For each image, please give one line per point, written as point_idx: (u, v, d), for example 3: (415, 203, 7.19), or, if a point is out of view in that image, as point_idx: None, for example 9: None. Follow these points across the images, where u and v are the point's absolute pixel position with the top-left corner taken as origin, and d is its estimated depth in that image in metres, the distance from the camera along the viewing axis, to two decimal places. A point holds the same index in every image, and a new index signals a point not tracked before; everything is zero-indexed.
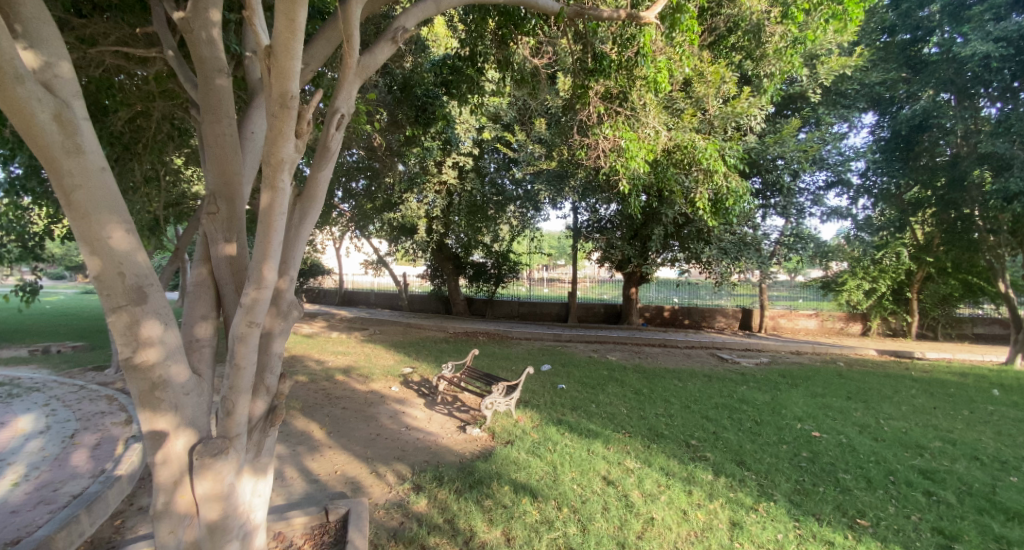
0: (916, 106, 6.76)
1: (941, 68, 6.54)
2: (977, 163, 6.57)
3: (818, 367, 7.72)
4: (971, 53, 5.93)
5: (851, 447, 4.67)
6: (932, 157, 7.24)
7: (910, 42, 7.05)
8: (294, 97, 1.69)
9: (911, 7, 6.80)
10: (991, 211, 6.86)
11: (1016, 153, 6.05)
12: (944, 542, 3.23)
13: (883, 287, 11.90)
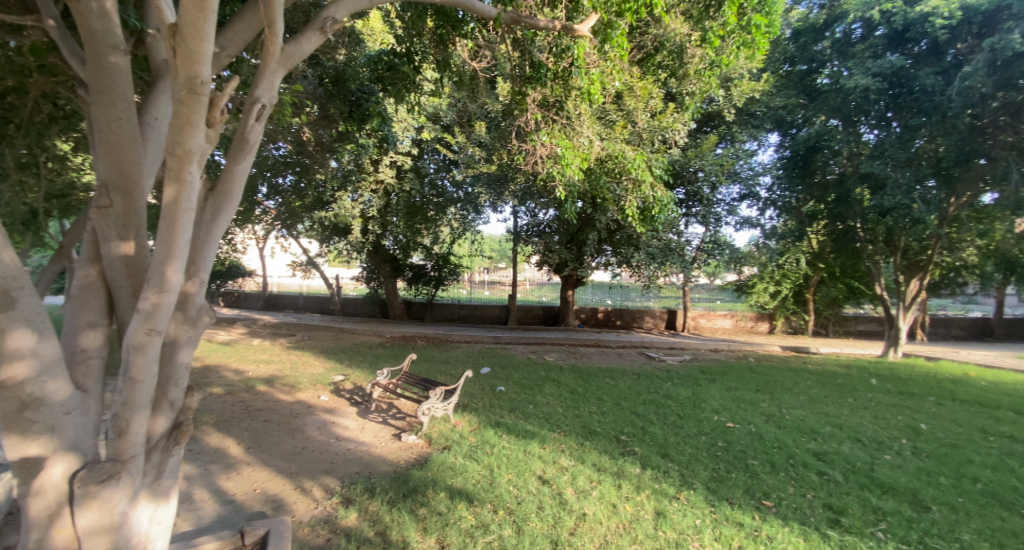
0: (812, 129, 7.56)
1: (832, 98, 7.35)
2: (858, 182, 7.57)
3: (733, 362, 8.44)
4: (854, 85, 6.76)
5: (759, 434, 5.15)
6: (826, 174, 8.15)
7: (806, 72, 7.91)
8: (205, 82, 1.55)
9: (807, 41, 7.68)
10: (870, 224, 7.92)
11: (888, 173, 7.04)
12: (832, 516, 3.65)
13: (786, 289, 13.34)
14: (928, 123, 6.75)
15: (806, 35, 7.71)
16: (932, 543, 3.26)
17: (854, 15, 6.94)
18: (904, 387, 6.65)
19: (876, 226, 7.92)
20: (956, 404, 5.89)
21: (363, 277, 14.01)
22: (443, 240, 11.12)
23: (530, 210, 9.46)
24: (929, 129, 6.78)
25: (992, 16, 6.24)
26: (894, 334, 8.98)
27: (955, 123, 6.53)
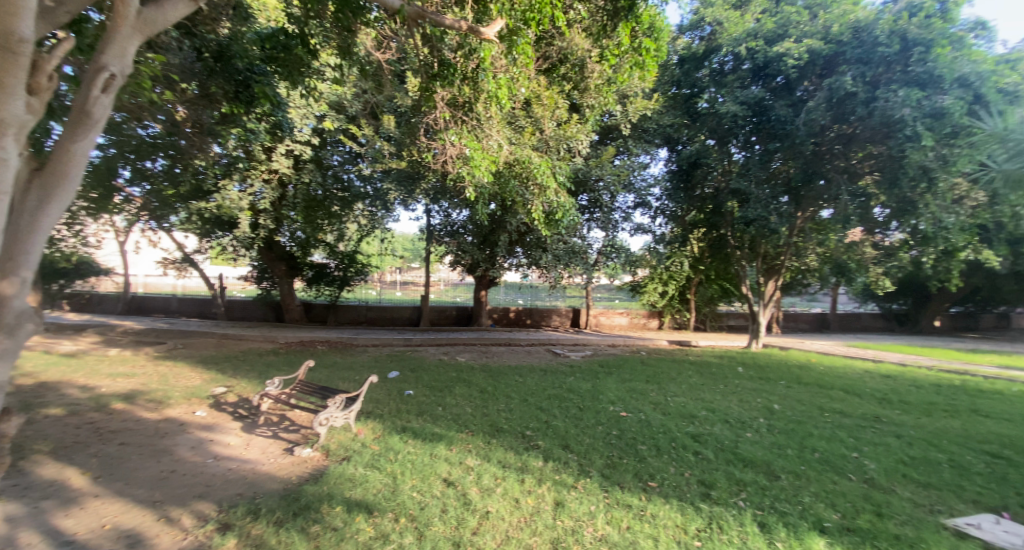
0: (694, 147, 8.60)
1: (709, 120, 8.42)
2: (729, 195, 8.75)
3: (627, 356, 9.21)
4: (726, 111, 7.74)
5: (647, 421, 5.65)
6: (705, 188, 9.19)
7: (689, 95, 8.72)
8: (20, 43, 1.94)
9: (691, 68, 8.54)
10: (738, 232, 9.17)
11: (751, 189, 8.20)
12: (704, 490, 4.13)
13: (672, 290, 14.90)
14: (782, 148, 7.85)
15: (688, 62, 8.58)
16: (780, 506, 3.83)
17: (726, 49, 7.89)
18: (763, 373, 7.79)
19: (743, 235, 9.16)
20: (799, 385, 7.04)
21: (253, 275, 12.67)
22: (350, 237, 10.69)
23: (443, 210, 9.41)
24: (784, 153, 7.89)
25: (831, 60, 7.15)
26: (755, 327, 10.47)
27: (804, 147, 7.53)
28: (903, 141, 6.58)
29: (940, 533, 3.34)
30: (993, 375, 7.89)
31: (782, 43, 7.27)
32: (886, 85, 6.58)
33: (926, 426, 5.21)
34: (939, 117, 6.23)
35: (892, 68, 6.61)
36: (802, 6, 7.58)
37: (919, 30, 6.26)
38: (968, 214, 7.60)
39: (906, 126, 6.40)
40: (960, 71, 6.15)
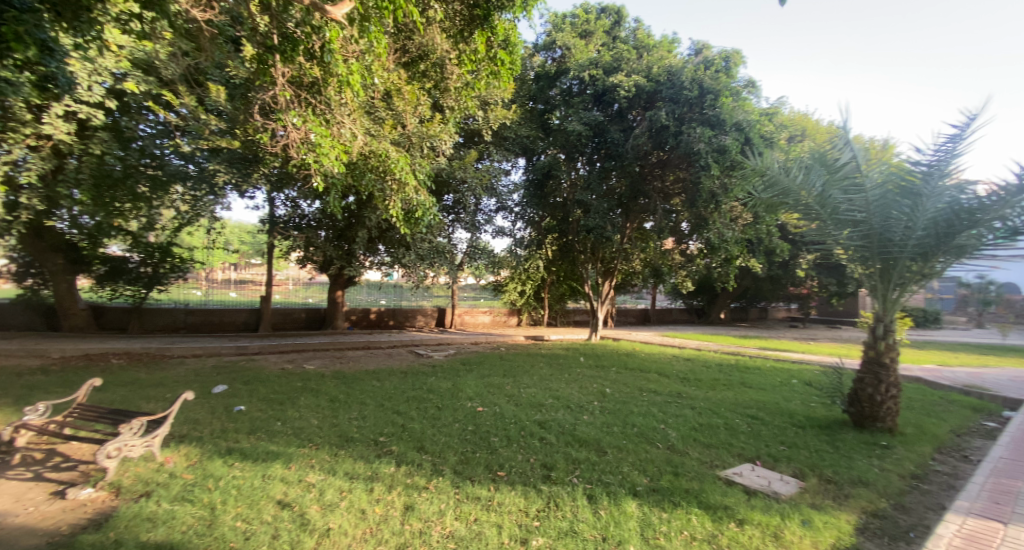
0: (546, 159, 9.17)
1: (558, 136, 9.04)
2: (575, 205, 9.72)
3: (488, 352, 9.58)
4: (573, 129, 8.46)
5: (500, 414, 5.93)
6: (555, 198, 9.91)
7: (543, 110, 9.66)
8: None
9: (544, 85, 9.37)
10: (583, 239, 10.30)
11: (592, 201, 9.17)
12: (546, 473, 4.49)
13: (529, 290, 16.04)
14: (617, 167, 8.94)
15: (542, 80, 9.40)
16: (607, 478, 4.37)
17: (574, 73, 8.74)
18: (600, 361, 8.93)
19: (588, 241, 10.30)
20: (626, 371, 8.21)
21: (13, 270, 9.94)
22: (155, 226, 8.89)
23: (288, 198, 8.97)
24: (621, 173, 9.01)
25: (651, 96, 8.36)
26: (595, 322, 11.87)
27: (633, 169, 8.84)
28: (700, 170, 7.98)
29: (717, 484, 4.22)
30: (754, 354, 10.44)
31: (616, 75, 8.39)
32: (689, 122, 7.93)
33: (711, 398, 6.54)
34: (722, 153, 7.70)
35: (693, 108, 7.98)
36: (634, 44, 8.92)
37: (710, 81, 7.75)
38: (741, 230, 9.86)
39: (701, 156, 7.72)
40: (734, 118, 7.84)
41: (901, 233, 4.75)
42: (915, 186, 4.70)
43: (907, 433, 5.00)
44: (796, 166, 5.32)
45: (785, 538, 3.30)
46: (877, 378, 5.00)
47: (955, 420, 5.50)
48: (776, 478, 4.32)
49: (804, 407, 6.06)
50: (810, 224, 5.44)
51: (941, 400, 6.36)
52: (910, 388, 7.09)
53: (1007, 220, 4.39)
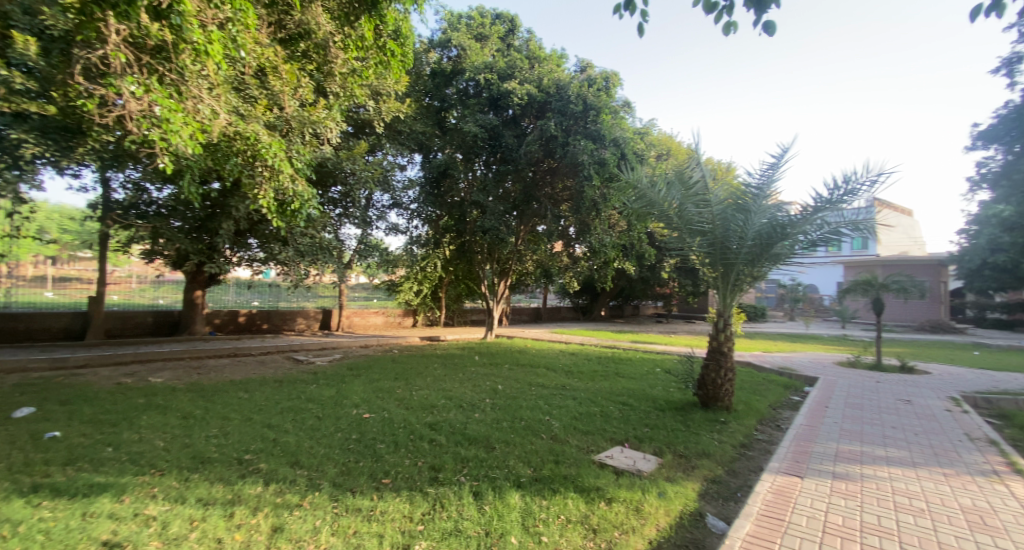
0: (441, 158, 9.06)
1: (456, 137, 9.21)
2: (471, 206, 9.76)
3: (379, 356, 9.22)
4: (468, 130, 8.59)
5: (388, 420, 5.70)
6: (452, 197, 9.82)
7: (440, 108, 9.55)
8: None
9: (440, 82, 9.36)
10: (478, 239, 10.45)
11: (487, 202, 9.32)
12: (433, 474, 4.42)
13: (426, 289, 15.86)
14: (512, 173, 9.34)
15: (439, 77, 9.39)
16: (493, 474, 4.45)
17: (469, 75, 8.86)
18: (493, 359, 9.16)
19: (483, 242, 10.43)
20: (517, 367, 8.53)
21: None
22: None
23: (129, 180, 7.63)
24: (515, 177, 9.40)
25: (542, 106, 8.83)
26: (491, 321, 12.20)
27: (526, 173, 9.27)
28: (584, 180, 8.63)
29: (593, 468, 4.59)
30: (628, 347, 11.67)
31: (510, 81, 8.63)
32: (574, 134, 8.55)
33: (591, 389, 7.10)
34: (602, 165, 8.42)
35: (578, 122, 8.62)
36: (526, 54, 9.34)
37: (593, 98, 8.42)
38: (619, 235, 10.96)
39: (585, 167, 8.36)
40: (613, 134, 8.58)
41: (735, 243, 5.71)
42: (748, 204, 5.66)
43: (739, 409, 6.01)
44: (660, 182, 6.10)
45: (646, 511, 3.71)
46: (718, 364, 5.91)
47: (770, 396, 6.79)
48: (641, 457, 4.84)
49: (664, 392, 6.92)
50: (670, 231, 6.32)
51: (762, 380, 7.81)
52: (742, 371, 8.57)
53: (805, 234, 5.52)
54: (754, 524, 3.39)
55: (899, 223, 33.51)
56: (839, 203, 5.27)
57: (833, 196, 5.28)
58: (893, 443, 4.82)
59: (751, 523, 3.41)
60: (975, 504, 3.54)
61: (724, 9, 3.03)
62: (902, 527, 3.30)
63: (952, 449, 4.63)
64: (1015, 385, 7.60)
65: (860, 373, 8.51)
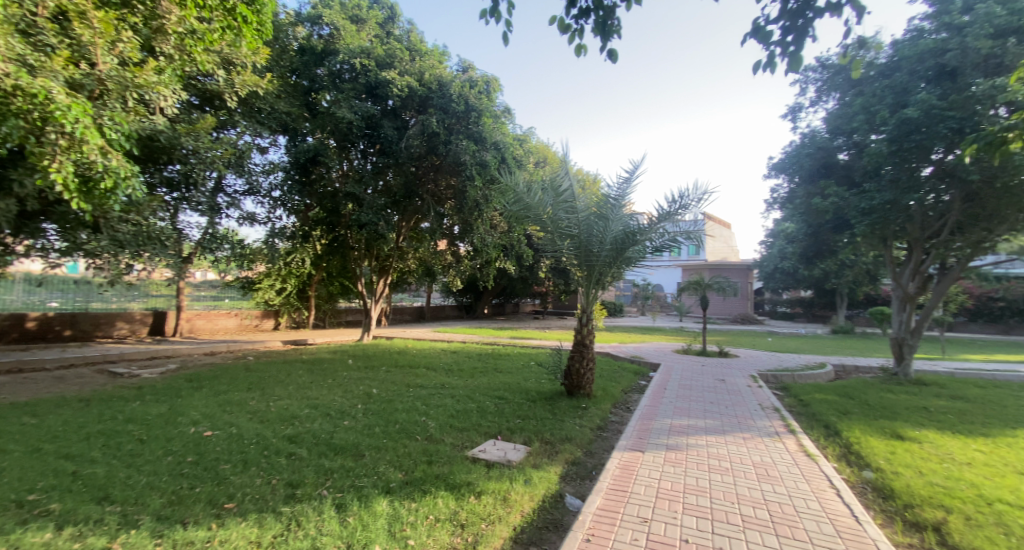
0: (308, 143, 8.21)
1: (326, 121, 8.51)
2: (346, 198, 9.11)
3: (228, 364, 8.10)
4: (341, 116, 8.05)
5: (238, 435, 5.04)
6: (323, 186, 9.12)
7: (309, 88, 8.70)
8: None
9: (310, 60, 8.58)
10: (352, 232, 9.79)
11: (364, 196, 8.82)
12: (290, 491, 3.97)
13: (290, 286, 14.96)
14: (394, 166, 9.07)
15: (308, 55, 8.58)
16: (360, 482, 4.20)
17: (343, 57, 8.34)
18: (368, 362, 8.74)
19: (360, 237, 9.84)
20: (394, 369, 8.27)
21: None
22: None
23: None
24: (395, 171, 9.11)
25: (424, 101, 8.73)
26: (368, 322, 11.89)
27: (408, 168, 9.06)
28: (466, 180, 8.74)
29: (464, 463, 4.64)
30: (506, 343, 12.19)
31: (388, 71, 8.36)
32: (456, 133, 8.60)
33: (469, 385, 7.23)
34: (483, 167, 8.58)
35: (460, 121, 8.72)
36: (406, 45, 9.05)
37: (474, 100, 8.59)
38: (500, 235, 11.38)
39: (467, 168, 8.52)
40: (493, 138, 8.85)
41: (596, 247, 6.35)
42: (607, 213, 6.34)
43: (598, 396, 6.69)
44: (534, 188, 6.50)
45: (512, 499, 3.88)
46: (582, 354, 6.50)
47: (624, 382, 7.70)
48: (511, 448, 5.05)
49: (536, 384, 7.37)
50: (543, 234, 6.75)
51: (617, 368, 8.81)
52: (602, 361, 9.58)
53: (650, 241, 6.38)
54: (603, 497, 3.79)
55: (722, 234, 41.21)
56: (676, 216, 6.19)
57: (672, 209, 6.17)
58: (710, 415, 5.86)
59: (600, 497, 3.80)
60: (762, 460, 4.49)
61: (576, 30, 3.29)
62: (712, 484, 4.02)
63: (750, 416, 5.80)
64: (792, 363, 9.84)
65: (691, 359, 10.17)
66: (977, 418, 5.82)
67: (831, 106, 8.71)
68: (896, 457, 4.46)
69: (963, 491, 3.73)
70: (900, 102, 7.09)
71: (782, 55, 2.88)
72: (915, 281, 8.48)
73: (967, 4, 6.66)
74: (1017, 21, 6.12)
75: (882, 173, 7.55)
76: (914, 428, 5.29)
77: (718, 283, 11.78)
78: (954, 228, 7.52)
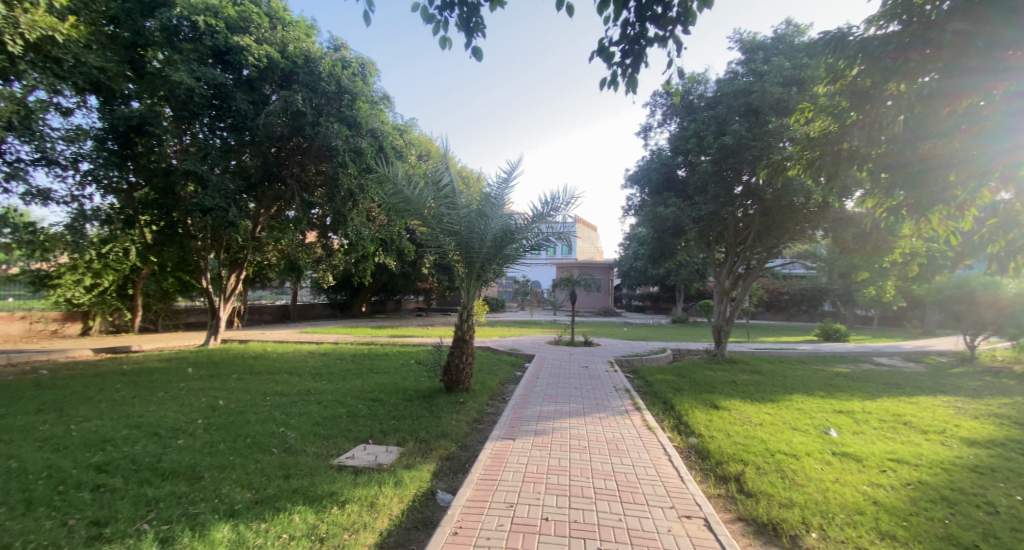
0: (133, 108, 6.90)
1: (155, 83, 7.11)
2: (184, 176, 7.76)
3: (7, 382, 6.29)
4: (178, 81, 6.87)
5: (18, 470, 3.88)
6: (153, 161, 7.68)
7: (132, 42, 7.19)
8: None
9: (134, 9, 6.99)
10: (195, 219, 8.36)
11: (209, 175, 7.66)
12: (95, 531, 3.05)
13: (105, 282, 12.32)
14: (249, 143, 8.08)
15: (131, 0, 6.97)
16: (193, 509, 3.45)
17: (180, 11, 7.04)
18: (215, 370, 7.59)
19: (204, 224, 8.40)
20: (250, 376, 7.35)
21: None
22: None
23: None
24: (251, 150, 8.15)
25: (288, 76, 8.11)
26: (215, 323, 11.01)
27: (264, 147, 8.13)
28: (337, 166, 8.19)
29: (329, 472, 4.25)
30: (384, 342, 11.78)
31: (242, 36, 7.44)
32: (325, 115, 8.05)
33: (340, 389, 6.79)
34: (358, 154, 8.18)
35: (331, 103, 8.17)
36: (265, 11, 7.95)
37: (347, 82, 8.14)
38: (377, 228, 10.99)
39: (338, 154, 7.98)
40: (369, 125, 8.47)
41: (476, 244, 6.45)
42: (486, 211, 6.47)
43: (476, 389, 6.85)
44: (414, 181, 6.33)
45: (380, 503, 3.66)
46: (461, 351, 6.54)
47: (500, 374, 7.99)
48: (383, 450, 4.81)
49: (414, 382, 7.26)
50: (424, 228, 6.63)
51: (494, 362, 9.13)
52: (480, 355, 9.83)
53: (526, 240, 6.67)
54: (473, 488, 3.81)
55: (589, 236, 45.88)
56: (549, 217, 6.59)
57: (545, 210, 6.57)
58: (574, 399, 6.42)
59: (470, 488, 3.81)
60: (613, 436, 5.04)
61: (441, 22, 3.24)
62: (572, 462, 4.38)
63: (606, 397, 6.51)
64: (643, 349, 11.33)
65: (561, 349, 11.02)
66: (767, 387, 7.41)
67: (673, 129, 10.12)
68: (713, 423, 5.41)
69: (755, 446, 4.68)
70: (720, 130, 8.61)
71: (623, 75, 3.22)
72: (729, 279, 10.45)
73: (765, 58, 8.40)
74: (797, 77, 7.90)
75: (706, 189, 9.13)
76: (725, 398, 6.50)
77: (584, 280, 12.98)
78: (757, 236, 9.43)
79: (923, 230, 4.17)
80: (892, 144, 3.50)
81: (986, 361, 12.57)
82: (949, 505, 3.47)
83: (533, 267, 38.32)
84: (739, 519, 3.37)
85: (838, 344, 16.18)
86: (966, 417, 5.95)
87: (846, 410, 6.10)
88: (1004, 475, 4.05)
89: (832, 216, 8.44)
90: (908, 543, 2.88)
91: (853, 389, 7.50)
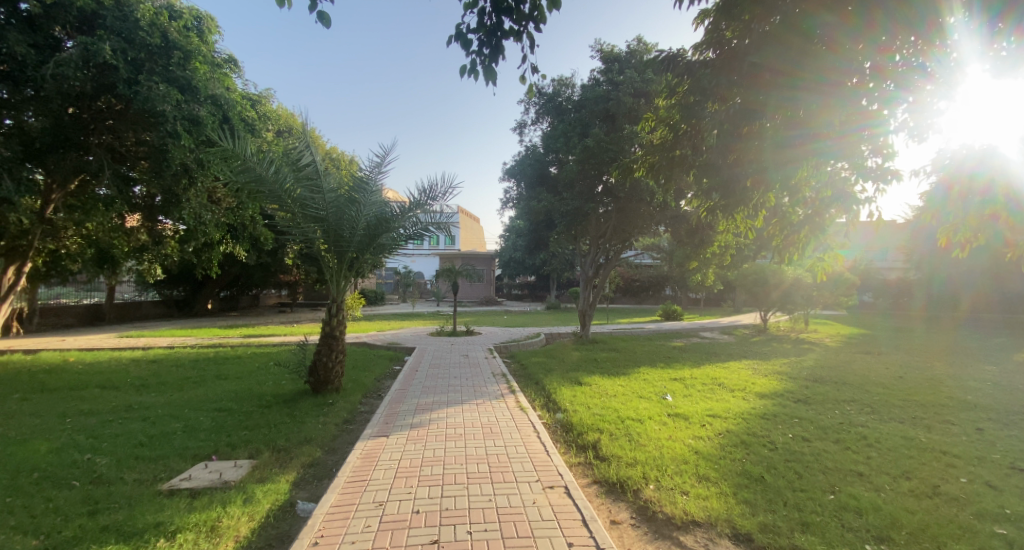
0: None
1: None
2: None
3: None
4: None
5: None
6: None
7: None
8: None
9: None
10: None
11: None
12: None
13: None
14: (33, 98, 6.36)
15: None
16: None
17: None
18: None
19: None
20: (43, 396, 5.82)
21: None
22: None
23: None
24: (34, 108, 6.39)
25: (89, 18, 6.51)
26: None
27: (57, 106, 6.42)
28: (164, 135, 6.86)
29: (155, 500, 3.28)
30: (236, 344, 10.34)
31: None
32: (147, 72, 6.71)
33: (173, 401, 5.80)
34: (195, 124, 7.10)
35: (154, 59, 6.85)
36: None
37: (177, 35, 6.93)
38: (222, 211, 9.66)
39: (166, 121, 6.73)
40: (209, 90, 7.43)
41: (345, 231, 6.00)
42: (358, 196, 6.07)
43: (348, 389, 6.46)
44: (268, 158, 5.59)
45: (223, 526, 2.91)
46: (330, 348, 6.13)
47: (375, 371, 7.62)
48: (230, 466, 4.09)
49: (273, 387, 6.59)
50: (282, 212, 5.91)
51: (370, 357, 8.71)
52: (353, 352, 9.26)
53: (403, 229, 6.43)
54: (338, 492, 3.37)
55: (470, 229, 46.63)
56: (427, 206, 6.42)
57: (422, 199, 6.39)
58: (453, 389, 6.45)
59: (336, 493, 3.37)
60: (488, 421, 5.18)
61: None
62: (446, 451, 4.35)
63: (483, 384, 6.73)
64: (520, 335, 11.95)
65: (441, 340, 10.96)
66: (621, 363, 8.41)
67: (545, 128, 10.72)
68: (577, 398, 5.94)
69: (609, 415, 5.28)
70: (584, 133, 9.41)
71: (480, 65, 3.22)
72: (592, 269, 11.60)
73: (619, 71, 9.44)
74: (644, 89, 9.02)
75: (574, 186, 9.90)
76: (587, 375, 7.20)
77: (466, 270, 13.08)
78: (617, 230, 10.57)
79: (728, 228, 5.08)
80: (708, 156, 3.72)
81: (772, 330, 16.20)
82: (746, 446, 4.34)
83: (415, 258, 37.41)
84: (594, 482, 3.72)
85: (676, 322, 19.22)
86: (760, 376, 7.56)
87: (679, 377, 7.24)
88: (781, 418, 5.23)
89: (670, 214, 10.12)
90: (717, 481, 3.53)
91: (686, 360, 8.94)
